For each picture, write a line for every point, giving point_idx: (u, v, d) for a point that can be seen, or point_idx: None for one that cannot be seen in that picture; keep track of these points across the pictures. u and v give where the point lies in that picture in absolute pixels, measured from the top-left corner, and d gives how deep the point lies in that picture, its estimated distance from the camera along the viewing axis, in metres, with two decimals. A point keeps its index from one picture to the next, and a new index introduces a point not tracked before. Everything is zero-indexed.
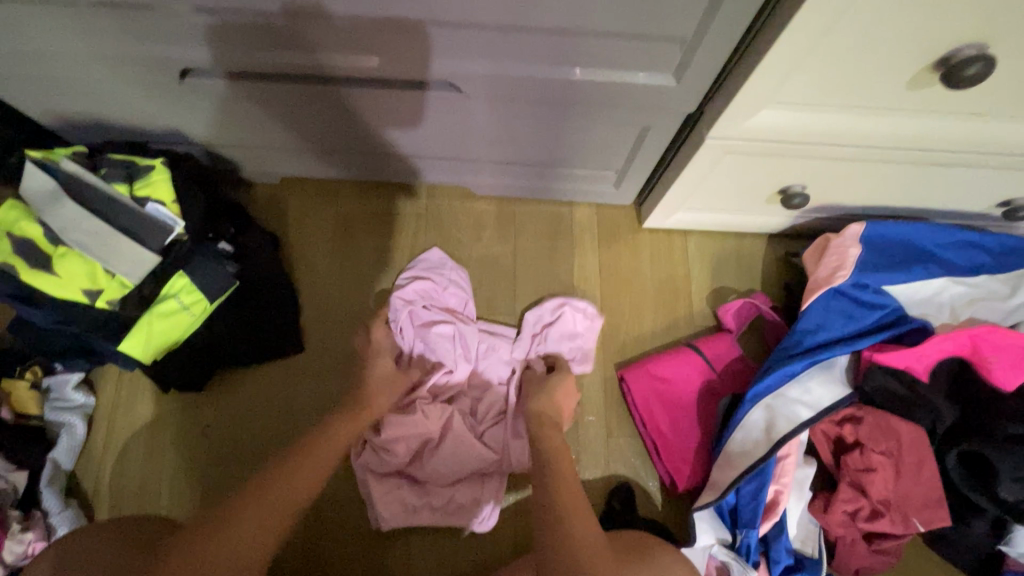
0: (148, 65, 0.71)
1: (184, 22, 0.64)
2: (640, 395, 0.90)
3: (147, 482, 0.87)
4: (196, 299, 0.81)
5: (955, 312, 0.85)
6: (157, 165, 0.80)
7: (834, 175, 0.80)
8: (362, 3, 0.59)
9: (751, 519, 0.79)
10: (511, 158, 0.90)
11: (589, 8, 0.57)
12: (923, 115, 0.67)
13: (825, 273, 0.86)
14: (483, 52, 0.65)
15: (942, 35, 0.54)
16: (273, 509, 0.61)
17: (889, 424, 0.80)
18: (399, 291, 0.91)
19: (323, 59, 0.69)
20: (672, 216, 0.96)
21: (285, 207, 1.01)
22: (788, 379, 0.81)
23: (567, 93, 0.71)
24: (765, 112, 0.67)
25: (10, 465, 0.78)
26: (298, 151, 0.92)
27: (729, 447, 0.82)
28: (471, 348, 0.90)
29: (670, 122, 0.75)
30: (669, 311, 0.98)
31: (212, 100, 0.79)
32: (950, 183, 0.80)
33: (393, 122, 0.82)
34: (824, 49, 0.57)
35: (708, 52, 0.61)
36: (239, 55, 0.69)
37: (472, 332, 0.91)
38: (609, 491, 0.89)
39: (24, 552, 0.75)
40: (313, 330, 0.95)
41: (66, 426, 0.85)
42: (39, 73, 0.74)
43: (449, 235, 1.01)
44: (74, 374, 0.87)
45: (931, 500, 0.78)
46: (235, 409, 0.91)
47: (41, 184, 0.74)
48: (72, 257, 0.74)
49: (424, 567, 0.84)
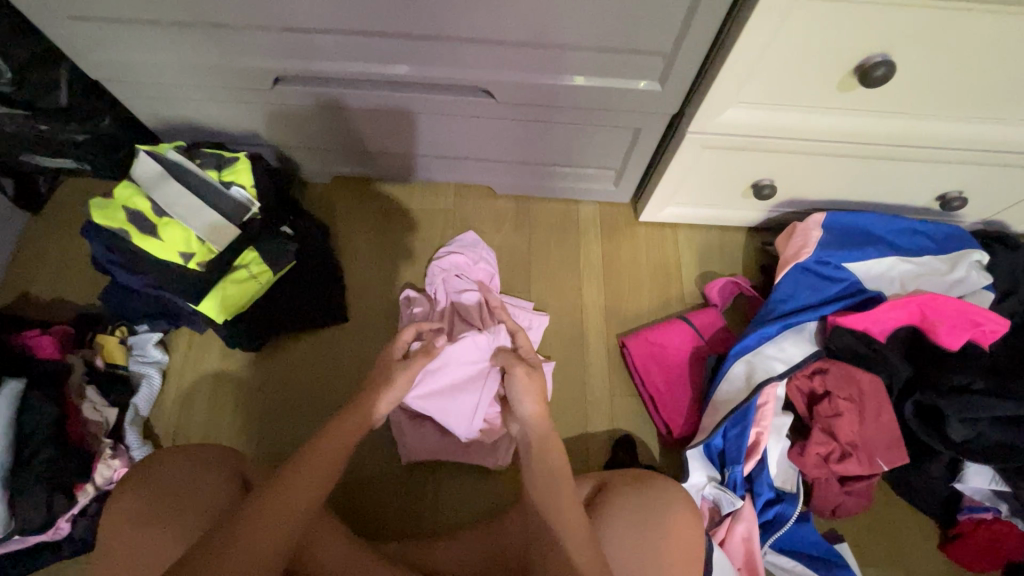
0: (247, 75, 0.90)
1: (282, 38, 0.83)
2: (639, 357, 1.04)
3: (210, 428, 1.00)
4: (263, 270, 0.96)
5: (903, 285, 1.00)
6: (241, 158, 0.98)
7: (796, 168, 0.97)
8: (403, 23, 0.79)
9: (736, 457, 0.92)
10: (525, 158, 1.08)
11: (584, 27, 0.77)
12: (855, 113, 0.85)
13: (793, 251, 1.02)
14: (506, 63, 0.84)
15: (859, 43, 0.73)
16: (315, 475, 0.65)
17: (851, 375, 0.94)
18: (436, 261, 1.10)
19: (357, 70, 0.88)
20: (663, 210, 1.13)
21: (334, 202, 1.19)
22: (764, 339, 0.96)
23: (575, 98, 0.89)
24: (733, 110, 0.85)
25: (105, 401, 0.92)
26: (350, 153, 1.10)
27: (717, 397, 0.95)
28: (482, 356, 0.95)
29: (658, 123, 0.93)
30: (664, 291, 1.14)
31: (290, 105, 0.97)
32: (893, 175, 0.97)
33: (430, 124, 1.00)
34: (770, 58, 0.76)
35: (686, 62, 0.79)
36: (316, 66, 0.88)
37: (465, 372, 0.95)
38: (613, 441, 1.02)
39: (110, 477, 0.87)
40: (356, 304, 1.10)
41: (145, 377, 0.98)
42: (157, 84, 0.93)
43: (474, 227, 1.18)
44: (154, 334, 1.00)
45: (892, 442, 0.90)
46: (288, 367, 1.05)
47: (152, 169, 0.93)
48: (174, 225, 0.91)
49: (452, 502, 0.96)
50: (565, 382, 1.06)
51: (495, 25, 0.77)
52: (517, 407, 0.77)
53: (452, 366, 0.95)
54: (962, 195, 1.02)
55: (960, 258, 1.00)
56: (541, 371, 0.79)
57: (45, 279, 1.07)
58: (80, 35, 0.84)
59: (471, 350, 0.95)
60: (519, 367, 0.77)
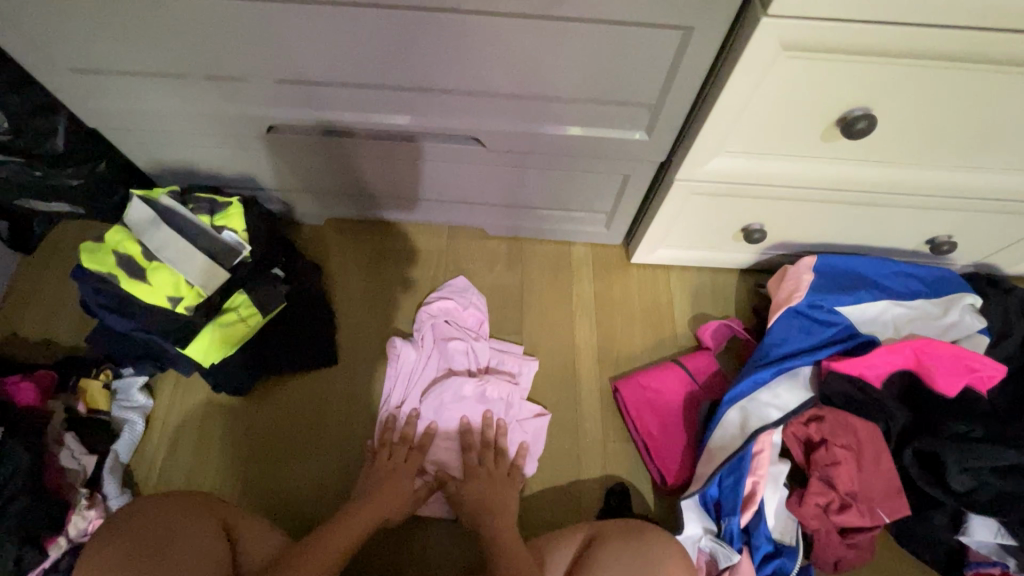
0: (241, 123, 0.92)
1: (276, 88, 0.85)
2: (632, 402, 1.02)
3: (192, 470, 0.98)
4: (252, 313, 0.97)
5: (897, 329, 0.99)
6: (234, 202, 0.99)
7: (783, 213, 0.98)
8: (394, 76, 0.81)
9: (732, 507, 0.90)
10: (517, 203, 1.09)
11: (569, 81, 0.79)
12: (839, 162, 0.86)
13: (785, 295, 1.02)
14: (496, 112, 0.86)
15: (838, 98, 0.74)
16: (343, 541, 0.79)
17: (847, 422, 0.90)
18: (426, 306, 1.10)
19: (348, 119, 0.90)
20: (654, 252, 1.13)
21: (327, 243, 1.19)
22: (758, 385, 0.94)
23: (563, 147, 0.91)
24: (719, 158, 0.86)
25: (84, 448, 0.90)
26: (343, 196, 1.11)
27: (711, 444, 0.93)
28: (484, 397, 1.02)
29: (647, 169, 0.95)
30: (657, 333, 1.13)
31: (284, 151, 0.98)
32: (881, 220, 0.98)
33: (422, 170, 1.02)
34: (752, 112, 0.77)
35: (671, 114, 0.81)
36: (310, 115, 0.90)
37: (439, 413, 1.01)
38: (606, 489, 0.99)
39: (85, 529, 0.85)
40: (346, 346, 1.09)
41: (128, 423, 0.97)
42: (153, 130, 0.95)
43: (466, 269, 1.18)
44: (140, 377, 0.99)
45: (892, 491, 0.87)
46: (272, 410, 1.03)
47: (144, 214, 0.93)
48: (163, 270, 0.91)
49: (441, 554, 0.94)
50: (557, 427, 1.04)
51: (483, 78, 0.80)
52: (462, 509, 0.91)
53: (429, 406, 1.02)
54: (951, 239, 1.03)
55: (953, 302, 1.00)
56: (490, 476, 0.94)
57: (33, 320, 1.06)
58: (79, 84, 0.86)
59: (452, 390, 1.02)
60: (465, 481, 0.93)
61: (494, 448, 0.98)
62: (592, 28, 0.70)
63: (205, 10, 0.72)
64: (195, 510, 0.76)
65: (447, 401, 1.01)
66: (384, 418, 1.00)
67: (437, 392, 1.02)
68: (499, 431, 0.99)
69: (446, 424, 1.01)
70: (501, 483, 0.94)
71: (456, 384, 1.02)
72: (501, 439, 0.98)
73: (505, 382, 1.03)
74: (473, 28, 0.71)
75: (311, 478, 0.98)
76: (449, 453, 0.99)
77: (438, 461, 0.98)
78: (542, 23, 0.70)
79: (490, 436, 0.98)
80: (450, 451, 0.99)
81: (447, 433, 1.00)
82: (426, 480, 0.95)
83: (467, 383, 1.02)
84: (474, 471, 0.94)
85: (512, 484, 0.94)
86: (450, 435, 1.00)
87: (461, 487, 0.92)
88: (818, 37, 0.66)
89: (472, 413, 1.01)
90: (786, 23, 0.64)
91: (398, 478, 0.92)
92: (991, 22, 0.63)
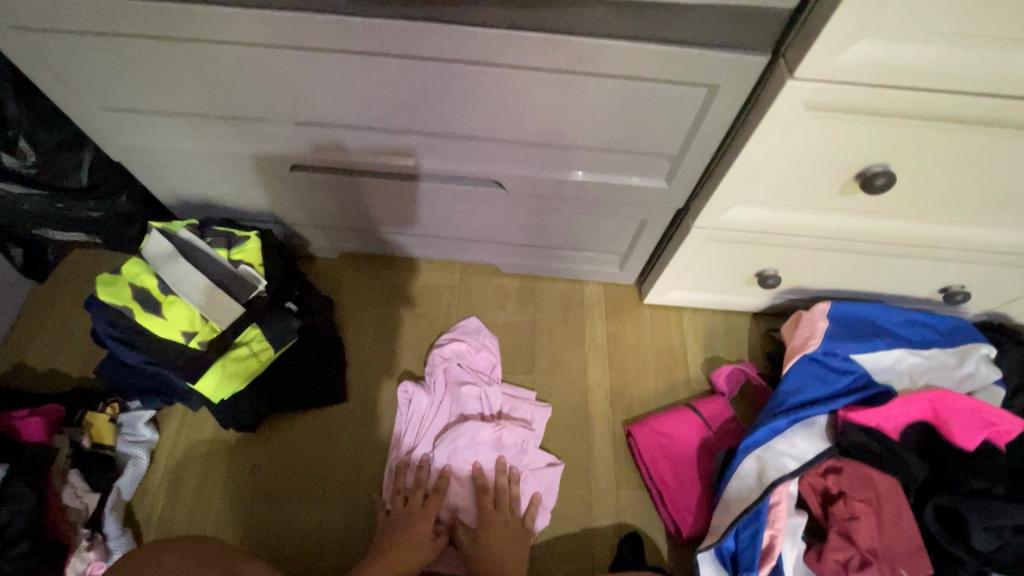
0: (265, 161, 0.93)
1: (300, 130, 0.86)
2: (646, 448, 1.01)
3: (195, 511, 0.96)
4: (263, 348, 0.96)
5: (912, 379, 0.98)
6: (252, 236, 1.00)
7: (798, 261, 0.98)
8: (418, 121, 0.82)
9: (750, 562, 0.87)
10: (530, 243, 1.10)
11: (592, 130, 0.80)
12: (855, 215, 0.87)
13: (800, 342, 1.02)
14: (516, 159, 0.87)
15: (857, 155, 0.76)
16: None
17: (864, 476, 0.88)
18: (438, 348, 1.09)
19: (371, 161, 0.91)
20: (668, 293, 1.13)
21: (340, 277, 1.20)
22: (775, 434, 0.92)
23: (580, 191, 0.92)
24: (738, 208, 0.87)
25: (87, 486, 0.88)
26: (359, 231, 1.12)
27: (728, 495, 0.91)
28: (500, 442, 1.00)
29: (663, 215, 0.96)
30: (669, 376, 1.12)
31: (305, 188, 0.99)
32: (894, 270, 0.99)
33: (438, 210, 1.02)
34: (771, 168, 0.79)
35: (690, 164, 0.83)
36: (333, 156, 0.91)
37: (450, 456, 0.99)
38: (619, 538, 0.97)
39: (83, 571, 0.83)
40: (357, 381, 1.08)
41: (132, 458, 0.96)
42: (176, 167, 0.96)
43: (478, 306, 1.17)
44: (146, 412, 0.98)
45: (914, 549, 0.84)
46: (281, 449, 1.01)
47: (162, 247, 0.93)
48: (178, 305, 0.90)
49: None
50: (568, 472, 1.02)
51: (507, 126, 0.81)
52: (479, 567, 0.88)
53: (440, 451, 1.00)
54: (964, 289, 1.03)
55: (969, 352, 0.99)
56: (496, 525, 0.92)
57: (42, 350, 1.05)
58: (108, 121, 0.87)
59: (461, 436, 1.00)
60: (483, 534, 0.91)
61: (505, 498, 0.96)
62: (615, 84, 0.72)
63: (240, 57, 0.74)
64: (205, 560, 0.68)
65: (462, 446, 1.00)
66: (396, 464, 0.99)
67: (449, 435, 1.00)
68: (512, 478, 0.97)
69: (458, 468, 0.99)
70: (511, 533, 0.92)
71: (467, 428, 1.00)
72: (512, 488, 0.97)
73: (521, 427, 1.02)
74: (501, 79, 0.73)
75: (317, 520, 0.96)
76: (458, 500, 0.97)
77: (452, 507, 0.97)
78: (569, 77, 0.71)
79: (500, 484, 0.97)
80: (462, 495, 0.98)
81: (461, 478, 0.99)
82: (440, 529, 0.94)
83: (484, 429, 1.00)
84: (488, 521, 0.93)
85: (524, 539, 0.92)
86: (461, 479, 0.99)
87: (484, 539, 0.91)
88: (841, 98, 0.67)
89: (485, 459, 1.00)
90: (811, 85, 0.66)
91: (415, 524, 0.90)
92: (1014, 90, 0.64)
